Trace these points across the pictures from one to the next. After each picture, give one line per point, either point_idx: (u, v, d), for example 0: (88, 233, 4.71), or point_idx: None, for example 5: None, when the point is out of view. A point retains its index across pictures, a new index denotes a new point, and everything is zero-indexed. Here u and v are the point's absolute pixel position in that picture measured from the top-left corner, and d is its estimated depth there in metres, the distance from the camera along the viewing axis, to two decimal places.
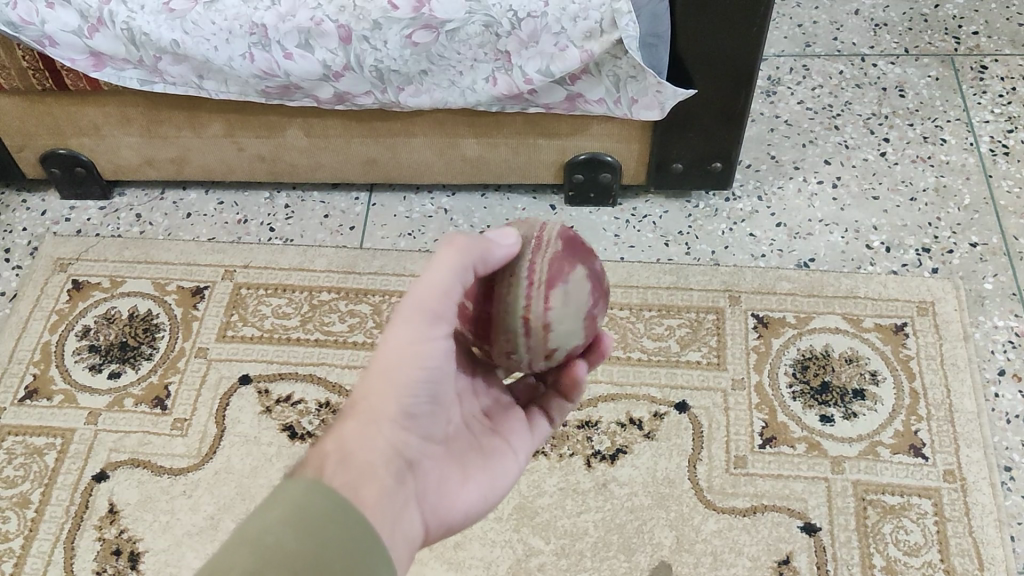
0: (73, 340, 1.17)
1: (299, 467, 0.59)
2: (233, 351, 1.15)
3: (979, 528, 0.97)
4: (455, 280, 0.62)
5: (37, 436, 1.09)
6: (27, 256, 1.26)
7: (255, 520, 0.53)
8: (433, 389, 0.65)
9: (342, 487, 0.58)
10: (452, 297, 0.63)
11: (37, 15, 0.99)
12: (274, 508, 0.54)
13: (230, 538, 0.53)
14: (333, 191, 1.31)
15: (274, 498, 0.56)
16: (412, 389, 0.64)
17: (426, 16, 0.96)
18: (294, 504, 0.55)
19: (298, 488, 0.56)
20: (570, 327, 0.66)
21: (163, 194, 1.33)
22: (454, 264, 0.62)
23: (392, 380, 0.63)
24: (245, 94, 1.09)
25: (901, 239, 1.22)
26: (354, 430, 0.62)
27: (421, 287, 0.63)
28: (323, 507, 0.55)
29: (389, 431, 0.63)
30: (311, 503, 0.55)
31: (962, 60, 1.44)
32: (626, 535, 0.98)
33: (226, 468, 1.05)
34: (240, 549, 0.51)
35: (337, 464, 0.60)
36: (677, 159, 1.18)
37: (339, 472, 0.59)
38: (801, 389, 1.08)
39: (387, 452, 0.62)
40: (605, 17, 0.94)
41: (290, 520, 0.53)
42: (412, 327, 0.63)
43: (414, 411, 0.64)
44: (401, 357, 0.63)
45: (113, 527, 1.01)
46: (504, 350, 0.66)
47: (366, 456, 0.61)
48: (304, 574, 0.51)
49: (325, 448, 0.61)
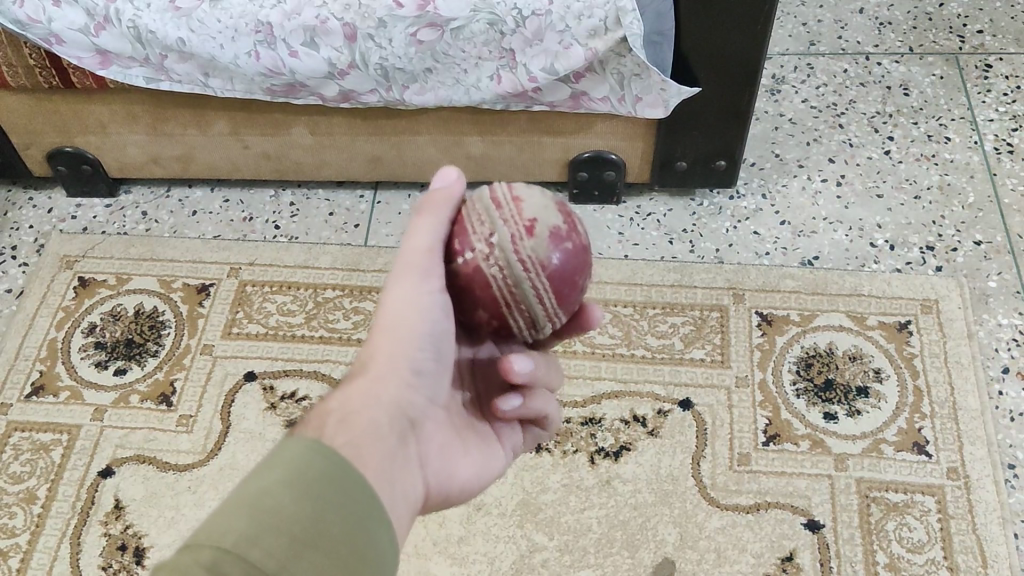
0: (78, 337, 1.18)
1: (300, 426, 0.57)
2: (238, 348, 1.15)
3: (982, 526, 0.97)
4: (439, 237, 0.64)
5: (42, 433, 1.09)
6: (33, 253, 1.27)
7: (254, 480, 0.51)
8: (436, 349, 0.65)
9: (347, 446, 0.56)
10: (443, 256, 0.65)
11: (44, 13, 1.00)
12: (275, 468, 0.52)
13: (228, 497, 0.50)
14: (338, 189, 1.32)
15: (274, 458, 0.53)
16: (416, 348, 0.64)
17: (431, 14, 0.96)
18: (294, 467, 0.52)
19: (300, 446, 0.54)
20: (542, 204, 0.63)
21: (168, 192, 1.33)
22: (438, 219, 0.64)
23: (395, 338, 0.63)
24: (250, 92, 1.09)
25: (905, 237, 1.22)
26: (357, 389, 0.61)
27: (414, 242, 0.64)
28: (326, 469, 0.53)
29: (394, 389, 0.62)
30: (315, 463, 0.53)
31: (967, 59, 1.44)
32: (629, 532, 0.98)
33: (231, 465, 1.05)
34: (239, 509, 0.49)
35: (341, 421, 0.58)
36: (681, 157, 1.18)
37: (343, 429, 0.58)
38: (804, 387, 1.08)
39: (390, 411, 0.61)
40: (609, 15, 0.94)
41: (290, 482, 0.51)
42: (410, 285, 0.63)
43: (418, 371, 0.64)
44: (403, 315, 0.63)
45: (119, 523, 1.02)
46: (482, 236, 0.62)
47: (370, 414, 0.60)
48: (303, 539, 0.49)
49: (329, 406, 0.59)
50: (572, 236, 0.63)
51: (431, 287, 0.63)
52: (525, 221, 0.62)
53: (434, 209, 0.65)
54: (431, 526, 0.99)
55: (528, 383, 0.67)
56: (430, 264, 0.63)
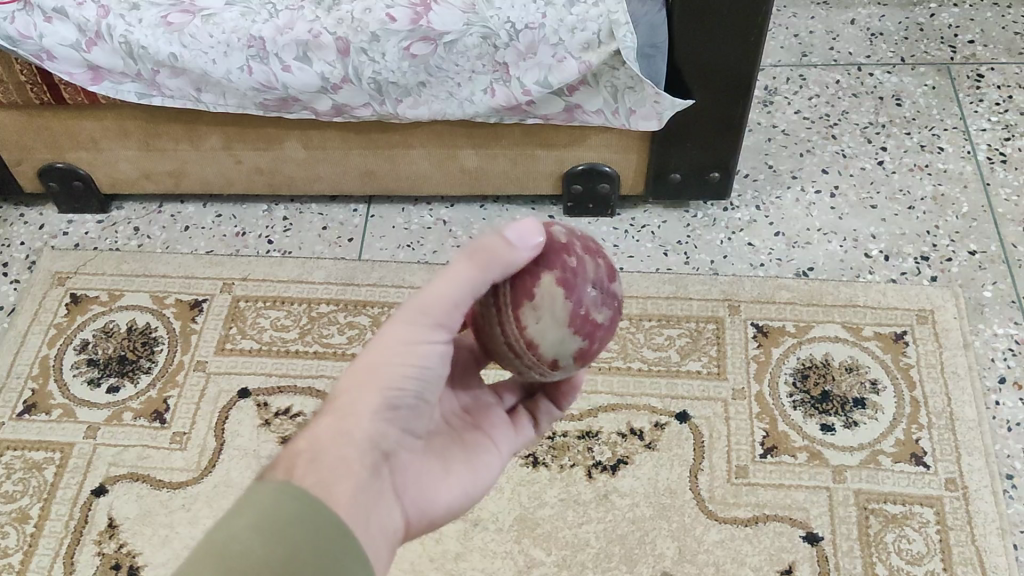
0: (71, 354, 1.17)
1: (271, 469, 0.58)
2: (232, 364, 1.14)
3: (982, 537, 0.96)
4: (466, 295, 0.61)
5: (35, 451, 1.08)
6: (25, 270, 1.26)
7: (223, 526, 0.52)
8: (419, 391, 0.64)
9: (317, 486, 0.57)
10: (459, 309, 0.63)
11: (35, 29, 1.00)
12: (244, 512, 0.53)
13: (196, 550, 0.51)
14: (331, 203, 1.31)
15: (247, 500, 0.54)
16: (401, 387, 0.63)
17: (424, 28, 0.96)
18: (262, 509, 0.53)
19: (272, 488, 0.55)
20: (555, 329, 0.61)
21: (160, 208, 1.32)
22: (470, 277, 0.61)
23: (375, 378, 0.62)
24: (243, 107, 1.09)
25: (900, 248, 1.22)
26: (332, 426, 0.61)
27: (442, 289, 0.61)
28: (297, 509, 0.54)
29: (371, 432, 0.62)
30: (288, 504, 0.54)
31: (958, 69, 1.45)
32: (627, 546, 0.98)
33: (226, 482, 1.04)
34: (209, 557, 0.50)
35: (308, 462, 0.58)
36: (675, 169, 1.18)
37: (313, 469, 0.58)
38: (801, 399, 1.08)
39: (366, 451, 0.61)
40: (603, 28, 0.95)
41: (258, 523, 0.52)
42: (411, 327, 0.63)
43: (398, 411, 0.63)
44: (393, 353, 0.63)
45: (113, 542, 1.01)
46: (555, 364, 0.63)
47: (340, 452, 0.60)
48: None
49: (300, 444, 0.60)
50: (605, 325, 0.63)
51: (434, 334, 0.63)
52: (534, 352, 0.62)
53: (483, 266, 0.60)
54: (427, 542, 0.98)
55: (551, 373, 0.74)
56: (444, 315, 0.62)
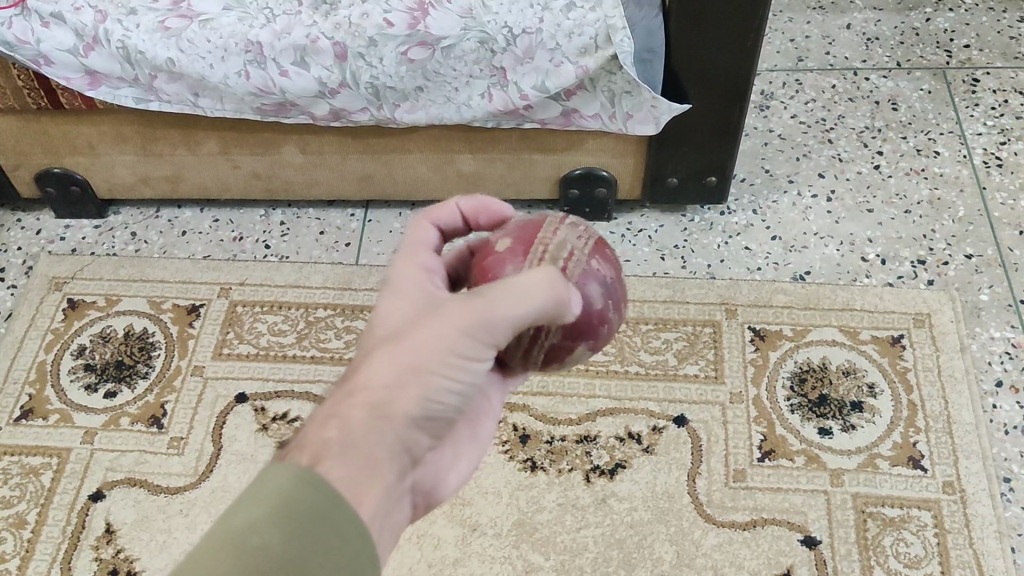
0: (68, 359, 1.16)
1: (291, 452, 0.56)
2: (230, 369, 1.14)
3: (980, 540, 0.96)
4: (526, 311, 0.59)
5: (32, 456, 1.08)
6: (22, 275, 1.25)
7: (240, 512, 0.52)
8: (454, 395, 0.62)
9: (341, 482, 0.55)
10: (513, 321, 0.59)
11: (33, 34, 1.00)
12: (260, 500, 0.52)
13: (209, 534, 0.51)
14: (329, 207, 1.31)
15: (263, 484, 0.53)
16: (438, 388, 0.60)
17: (422, 33, 0.97)
18: (279, 499, 0.52)
19: (286, 478, 0.53)
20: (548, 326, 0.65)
21: (158, 212, 1.32)
22: (536, 298, 0.59)
23: (414, 374, 0.59)
24: (240, 111, 1.09)
25: (896, 251, 1.22)
26: (363, 416, 0.57)
27: (504, 305, 0.59)
28: (315, 504, 0.53)
29: (404, 431, 0.59)
30: (301, 497, 0.53)
31: (954, 73, 1.45)
32: (626, 550, 0.98)
33: (224, 486, 1.04)
34: (221, 548, 0.50)
35: (337, 455, 0.55)
36: (672, 173, 1.18)
37: (342, 464, 0.55)
38: (798, 402, 1.08)
39: (397, 449, 0.59)
40: (600, 33, 0.95)
41: (273, 515, 0.51)
42: (462, 330, 0.59)
43: (431, 411, 0.61)
44: (436, 351, 0.59)
45: (110, 547, 1.00)
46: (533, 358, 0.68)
47: (373, 452, 0.57)
48: None
49: (326, 433, 0.56)
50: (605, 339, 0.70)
51: (483, 341, 0.60)
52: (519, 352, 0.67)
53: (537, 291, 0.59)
54: (426, 547, 0.98)
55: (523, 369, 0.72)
56: (498, 323, 0.59)
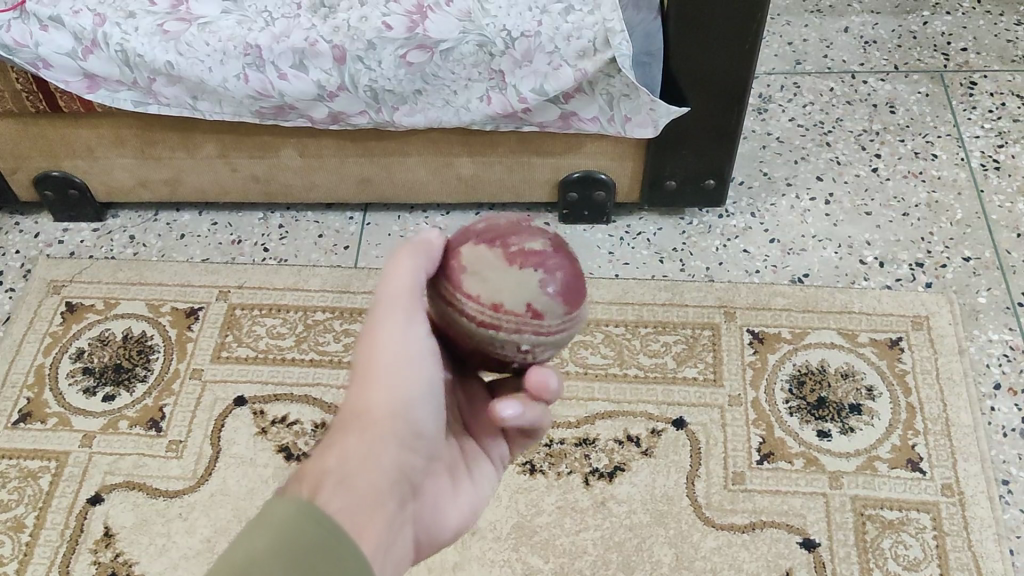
0: (67, 363, 1.16)
1: (292, 486, 0.57)
2: (228, 372, 1.14)
3: (978, 542, 0.96)
4: (416, 282, 0.62)
5: (30, 460, 1.08)
6: (20, 278, 1.25)
7: (246, 543, 0.51)
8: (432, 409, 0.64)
9: (341, 511, 0.56)
10: (420, 299, 0.63)
11: (32, 38, 1.00)
12: (266, 530, 0.51)
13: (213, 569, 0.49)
14: (327, 211, 1.31)
15: (267, 517, 0.53)
16: (413, 404, 0.63)
17: (420, 36, 0.97)
18: (286, 530, 0.52)
19: (291, 510, 0.53)
20: (516, 294, 0.58)
21: (156, 216, 1.32)
22: (417, 262, 0.62)
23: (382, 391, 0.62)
24: (239, 115, 1.08)
25: (894, 254, 1.22)
26: (353, 445, 0.60)
27: (398, 283, 0.63)
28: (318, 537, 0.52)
29: (395, 451, 0.61)
30: (303, 531, 0.52)
31: (951, 76, 1.46)
32: (625, 553, 0.98)
33: (222, 490, 1.04)
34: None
35: (334, 486, 0.57)
36: (670, 176, 1.18)
37: (341, 493, 0.57)
38: (797, 405, 1.08)
39: (393, 474, 0.61)
40: (598, 36, 0.95)
41: (280, 546, 0.50)
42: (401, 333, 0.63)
43: (413, 428, 0.63)
44: (392, 364, 0.63)
45: (109, 551, 1.00)
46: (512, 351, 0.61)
47: (370, 479, 0.59)
48: None
49: (326, 464, 0.58)
50: (550, 261, 0.59)
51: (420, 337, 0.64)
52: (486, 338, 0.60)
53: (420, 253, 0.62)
54: None
55: (510, 410, 0.65)
56: (416, 310, 0.63)
